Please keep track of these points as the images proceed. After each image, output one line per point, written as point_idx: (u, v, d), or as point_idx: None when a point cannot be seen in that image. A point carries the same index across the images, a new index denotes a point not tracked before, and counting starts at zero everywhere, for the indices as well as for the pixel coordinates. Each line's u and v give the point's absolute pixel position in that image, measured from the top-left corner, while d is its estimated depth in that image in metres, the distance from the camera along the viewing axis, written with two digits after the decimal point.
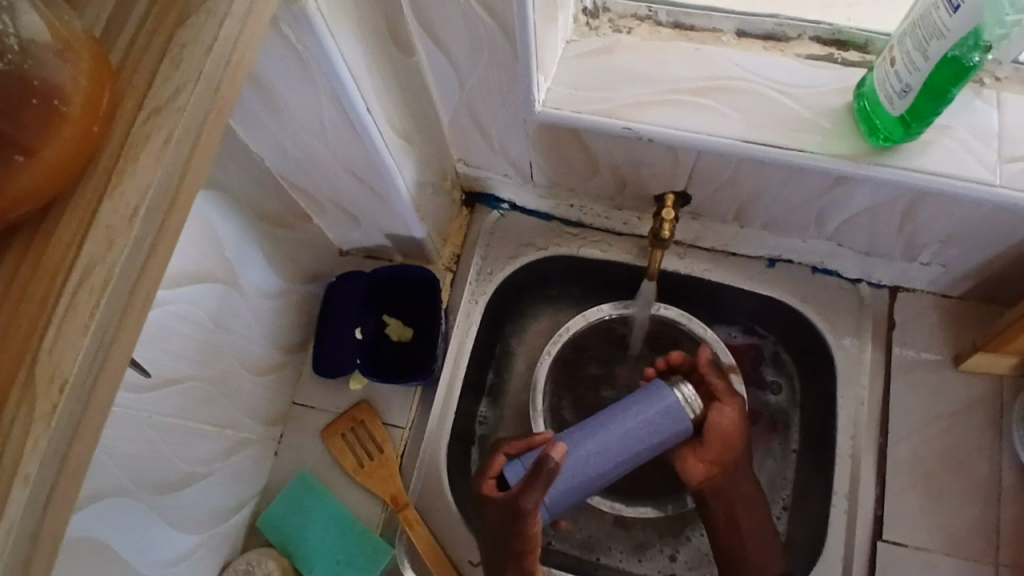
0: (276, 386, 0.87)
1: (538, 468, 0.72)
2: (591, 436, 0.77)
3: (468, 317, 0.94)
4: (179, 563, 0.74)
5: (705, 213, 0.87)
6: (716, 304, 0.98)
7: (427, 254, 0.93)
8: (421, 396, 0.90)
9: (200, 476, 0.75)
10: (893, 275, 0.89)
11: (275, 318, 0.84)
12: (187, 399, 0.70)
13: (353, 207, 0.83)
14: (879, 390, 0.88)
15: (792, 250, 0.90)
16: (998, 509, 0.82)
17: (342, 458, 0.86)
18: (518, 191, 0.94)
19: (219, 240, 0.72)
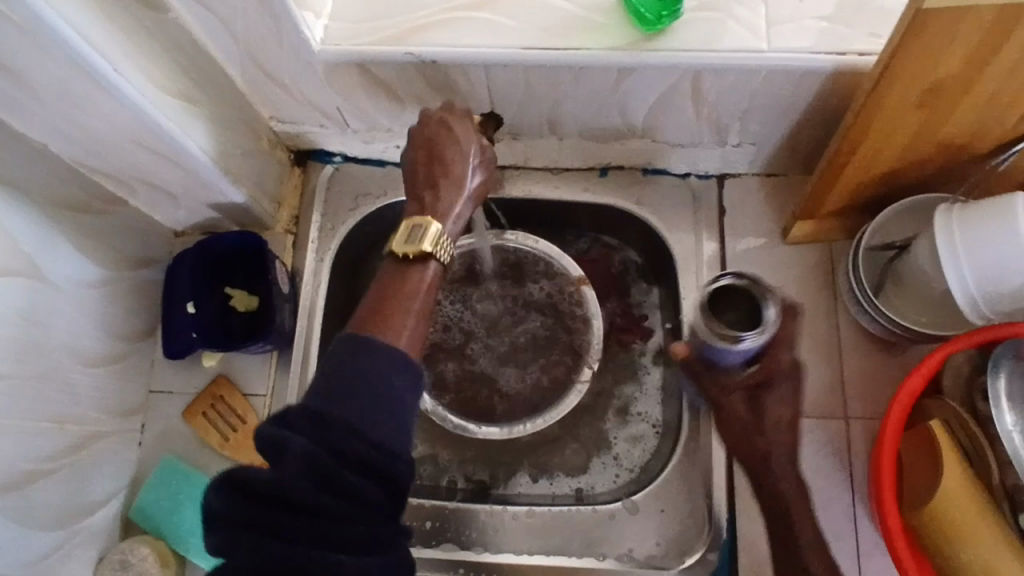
0: (124, 377, 0.85)
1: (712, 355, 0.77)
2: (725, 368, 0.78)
3: (315, 275, 0.93)
4: (42, 562, 0.72)
5: (523, 131, 0.88)
6: (563, 220, 1.00)
7: (261, 219, 0.91)
8: (278, 361, 0.89)
9: (45, 473, 0.73)
10: (715, 163, 0.92)
11: (105, 308, 0.82)
12: (6, 397, 0.68)
13: (161, 183, 0.81)
14: (718, 275, 0.91)
15: (617, 154, 0.92)
16: (842, 366, 0.86)
17: (207, 436, 0.86)
18: (343, 141, 0.93)
19: (6, 232, 0.69)
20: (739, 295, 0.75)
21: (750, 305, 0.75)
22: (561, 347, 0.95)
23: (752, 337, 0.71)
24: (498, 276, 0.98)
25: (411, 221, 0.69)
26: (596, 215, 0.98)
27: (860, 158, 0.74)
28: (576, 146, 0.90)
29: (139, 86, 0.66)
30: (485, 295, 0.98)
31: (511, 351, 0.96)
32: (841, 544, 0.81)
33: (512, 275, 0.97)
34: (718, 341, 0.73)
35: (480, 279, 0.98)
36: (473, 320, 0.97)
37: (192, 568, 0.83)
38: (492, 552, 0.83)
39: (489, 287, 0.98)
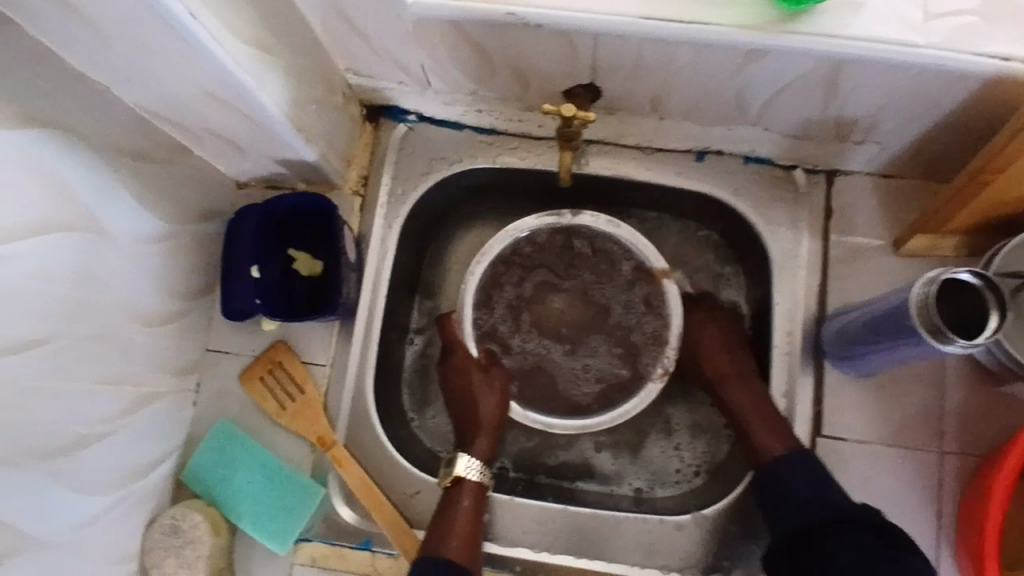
0: (181, 335, 0.82)
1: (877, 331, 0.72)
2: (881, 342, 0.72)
3: (382, 243, 0.88)
4: (93, 526, 0.71)
5: (621, 106, 0.80)
6: (647, 203, 0.92)
7: (329, 179, 0.86)
8: (340, 331, 0.86)
9: (100, 437, 0.71)
10: (828, 158, 0.83)
11: (164, 264, 0.78)
12: (62, 360, 0.65)
13: (229, 135, 0.75)
14: (816, 282, 0.84)
15: (719, 139, 0.83)
16: (943, 396, 0.80)
17: (264, 403, 0.83)
18: (422, 100, 0.86)
19: (70, 187, 0.64)
20: (968, 293, 0.65)
21: (975, 305, 0.64)
22: (635, 339, 0.88)
23: (960, 344, 0.61)
24: (570, 258, 0.91)
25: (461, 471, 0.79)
26: (685, 201, 0.90)
27: (1007, 178, 0.65)
28: (677, 128, 0.82)
29: (218, 35, 0.59)
30: (555, 277, 0.91)
31: (577, 340, 0.90)
32: None
33: (587, 259, 0.90)
34: (923, 330, 0.63)
35: (552, 259, 0.91)
36: (539, 302, 0.91)
37: (242, 534, 0.82)
38: (549, 554, 0.81)
39: (560, 269, 0.91)
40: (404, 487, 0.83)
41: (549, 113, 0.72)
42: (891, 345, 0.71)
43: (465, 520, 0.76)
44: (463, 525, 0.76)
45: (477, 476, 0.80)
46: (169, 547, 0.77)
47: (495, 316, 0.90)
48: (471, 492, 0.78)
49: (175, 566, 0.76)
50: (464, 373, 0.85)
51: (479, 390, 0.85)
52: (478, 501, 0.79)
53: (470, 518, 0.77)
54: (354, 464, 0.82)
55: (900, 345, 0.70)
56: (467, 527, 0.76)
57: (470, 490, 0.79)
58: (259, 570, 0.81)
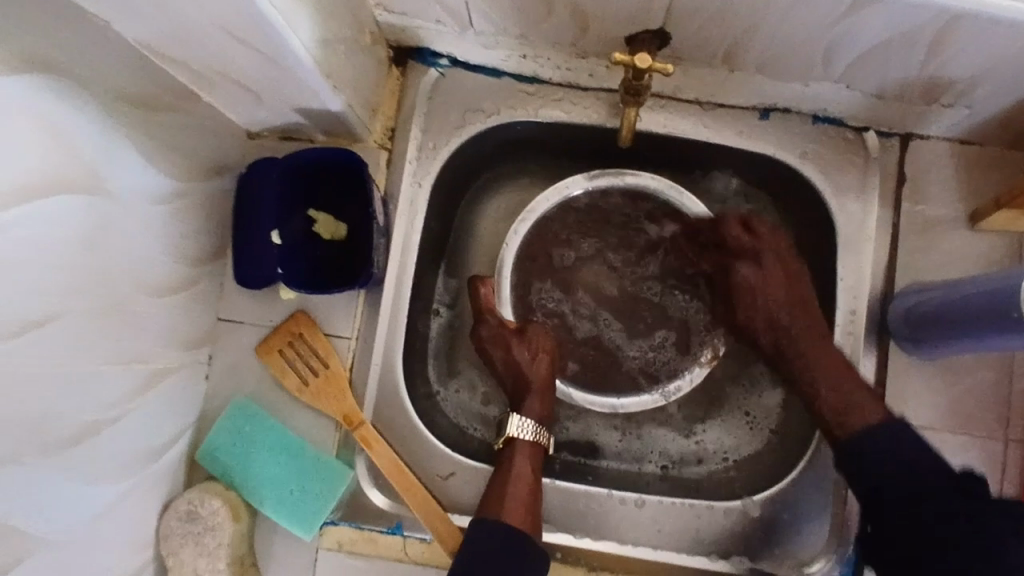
0: (192, 304, 0.74)
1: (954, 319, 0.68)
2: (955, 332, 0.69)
3: (411, 204, 0.79)
4: (107, 515, 0.65)
5: (688, 57, 0.71)
6: (700, 163, 0.84)
7: (353, 131, 0.76)
8: (365, 301, 0.78)
9: (110, 422, 0.63)
10: (905, 121, 0.76)
11: (172, 226, 0.69)
12: (69, 341, 0.57)
13: (245, 80, 0.66)
14: (884, 256, 0.78)
15: (791, 96, 0.75)
16: (1012, 382, 0.75)
17: (283, 378, 0.75)
18: (459, 43, 0.76)
19: (72, 139, 0.55)
20: None
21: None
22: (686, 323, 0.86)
23: None
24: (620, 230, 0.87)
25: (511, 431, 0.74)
26: (742, 162, 0.82)
27: None
28: (747, 82, 0.74)
29: None
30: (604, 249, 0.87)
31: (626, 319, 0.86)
32: None
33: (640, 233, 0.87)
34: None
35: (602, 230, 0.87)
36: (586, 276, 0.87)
37: (262, 518, 0.76)
38: (593, 539, 0.76)
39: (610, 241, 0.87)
40: (436, 469, 0.77)
41: (616, 63, 0.62)
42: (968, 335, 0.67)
43: (522, 475, 0.72)
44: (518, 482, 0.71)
45: (532, 436, 0.75)
46: (185, 535, 0.71)
47: (539, 290, 0.86)
48: (525, 451, 0.74)
49: (193, 555, 0.70)
50: (501, 343, 0.77)
51: (521, 358, 0.77)
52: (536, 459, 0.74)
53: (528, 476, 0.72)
54: (383, 443, 0.75)
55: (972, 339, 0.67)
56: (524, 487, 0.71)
57: (524, 450, 0.74)
58: (282, 556, 0.75)
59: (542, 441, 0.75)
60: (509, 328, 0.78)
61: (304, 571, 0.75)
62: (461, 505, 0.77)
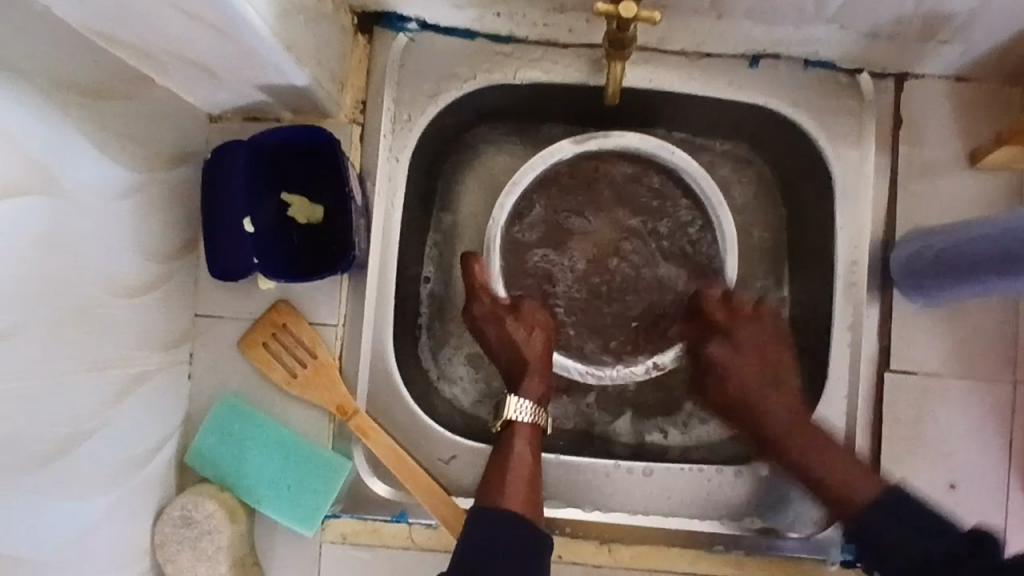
0: (166, 302, 0.70)
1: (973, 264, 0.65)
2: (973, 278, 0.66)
3: (390, 180, 0.75)
4: (93, 530, 0.62)
5: (673, 4, 0.67)
6: (688, 117, 0.81)
7: (321, 107, 0.72)
8: (349, 286, 0.74)
9: (88, 434, 0.60)
10: (900, 59, 0.73)
11: (135, 223, 0.65)
12: (34, 355, 0.53)
13: (199, 58, 0.61)
14: (884, 203, 0.75)
15: (782, 40, 0.72)
16: (1017, 323, 0.73)
17: (270, 371, 0.72)
18: (428, 4, 0.71)
19: (19, 136, 0.50)
20: None
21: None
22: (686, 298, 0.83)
23: None
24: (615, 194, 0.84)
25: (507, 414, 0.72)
26: (733, 114, 0.79)
27: None
28: (735, 30, 0.70)
29: None
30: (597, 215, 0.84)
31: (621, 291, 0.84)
32: (987, 520, 0.72)
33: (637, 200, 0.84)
34: None
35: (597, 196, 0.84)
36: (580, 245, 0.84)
37: (261, 516, 0.74)
38: (603, 511, 0.75)
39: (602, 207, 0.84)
40: (437, 453, 0.75)
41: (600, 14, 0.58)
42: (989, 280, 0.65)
43: (519, 457, 0.70)
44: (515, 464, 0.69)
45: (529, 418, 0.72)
46: (183, 540, 0.68)
47: (533, 259, 0.84)
48: (523, 434, 0.71)
49: (192, 560, 0.68)
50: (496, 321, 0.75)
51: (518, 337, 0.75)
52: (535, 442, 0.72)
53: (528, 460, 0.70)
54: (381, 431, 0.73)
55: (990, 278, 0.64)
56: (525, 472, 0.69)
57: (523, 432, 0.72)
58: (285, 554, 0.73)
59: (541, 422, 0.73)
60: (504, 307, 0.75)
61: (309, 566, 0.73)
62: (466, 487, 0.75)
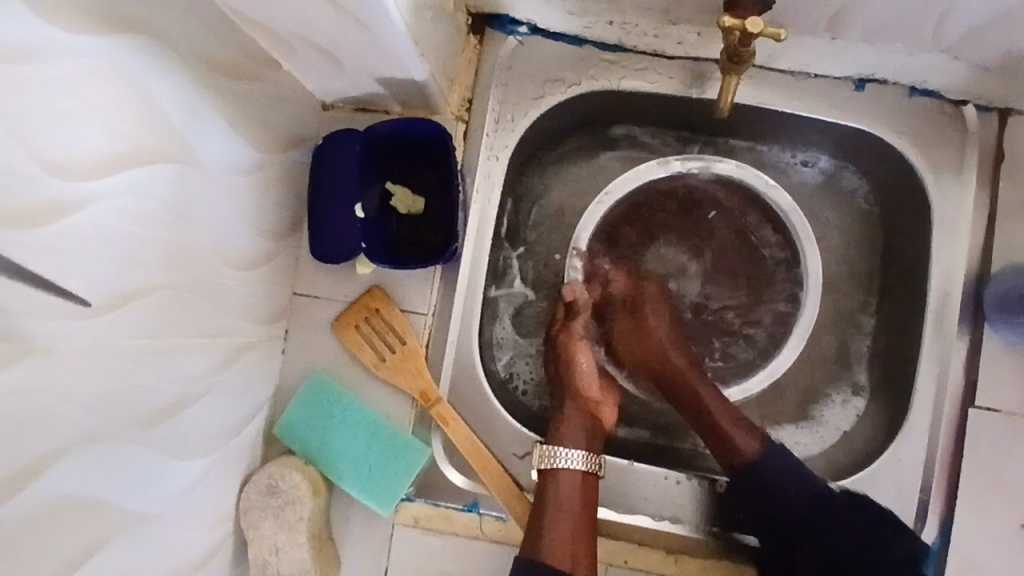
0: (271, 277, 0.73)
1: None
2: None
3: (488, 177, 0.77)
4: (193, 490, 0.64)
5: (787, 22, 0.68)
6: (786, 135, 0.81)
7: (432, 101, 0.74)
8: (442, 277, 0.76)
9: (196, 395, 0.63)
10: (1009, 93, 0.73)
11: (253, 198, 0.67)
12: (157, 313, 0.56)
13: (329, 45, 0.63)
14: (981, 236, 0.74)
15: (891, 66, 0.72)
16: None
17: (360, 353, 0.74)
18: (542, 8, 0.73)
19: (160, 106, 0.53)
20: None
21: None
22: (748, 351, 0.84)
23: None
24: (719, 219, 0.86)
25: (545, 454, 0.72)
26: (830, 136, 0.79)
27: None
28: (847, 51, 0.71)
29: None
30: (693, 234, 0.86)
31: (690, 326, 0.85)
32: None
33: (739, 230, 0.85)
34: None
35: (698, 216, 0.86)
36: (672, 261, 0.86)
37: (339, 493, 0.76)
38: (671, 522, 0.75)
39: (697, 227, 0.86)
40: (512, 448, 0.76)
41: (724, 27, 0.60)
42: None
43: (569, 505, 0.70)
44: (563, 514, 0.69)
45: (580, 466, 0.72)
46: (266, 508, 0.70)
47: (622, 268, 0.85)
48: (572, 482, 0.71)
49: (273, 528, 0.70)
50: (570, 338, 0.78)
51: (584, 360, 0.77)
52: (586, 485, 0.72)
53: (572, 505, 0.70)
54: (461, 422, 0.74)
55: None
56: (568, 518, 0.69)
57: (573, 479, 0.71)
58: (358, 532, 0.75)
59: (593, 469, 0.72)
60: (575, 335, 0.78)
61: (380, 547, 0.75)
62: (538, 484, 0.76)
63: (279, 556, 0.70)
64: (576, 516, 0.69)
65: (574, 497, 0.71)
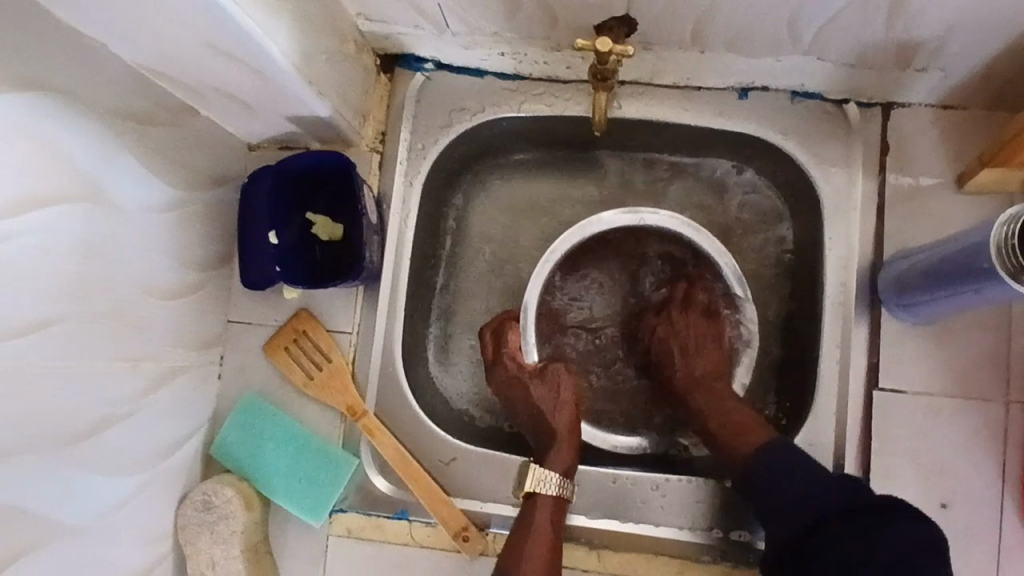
0: (202, 306, 0.78)
1: (935, 277, 0.67)
2: (937, 292, 0.68)
3: (403, 202, 0.83)
4: (122, 506, 0.68)
5: (657, 40, 0.73)
6: (688, 144, 0.85)
7: (344, 135, 0.80)
8: (364, 296, 0.81)
9: (125, 415, 0.67)
10: (885, 89, 0.77)
11: (177, 232, 0.73)
12: (79, 338, 0.61)
13: (239, 93, 0.70)
14: (872, 225, 0.78)
15: (766, 74, 0.77)
16: (1010, 343, 0.74)
17: (289, 373, 0.79)
18: (439, 45, 0.79)
19: (76, 155, 0.59)
20: None
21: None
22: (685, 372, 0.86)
23: None
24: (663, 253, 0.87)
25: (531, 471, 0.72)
26: (725, 143, 0.84)
27: None
28: (722, 62, 0.76)
29: None
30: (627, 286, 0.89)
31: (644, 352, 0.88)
32: (981, 543, 0.72)
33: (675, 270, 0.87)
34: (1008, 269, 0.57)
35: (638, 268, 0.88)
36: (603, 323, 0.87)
37: (276, 508, 0.79)
38: (605, 518, 0.77)
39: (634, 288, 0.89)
40: (438, 455, 0.79)
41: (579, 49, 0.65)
42: (941, 294, 0.67)
43: (540, 530, 0.71)
44: (540, 545, 0.70)
45: (555, 491, 0.72)
46: (202, 523, 0.74)
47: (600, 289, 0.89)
48: (547, 506, 0.72)
49: (209, 543, 0.74)
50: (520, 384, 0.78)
51: (545, 398, 0.77)
52: (559, 516, 0.72)
53: (547, 526, 0.71)
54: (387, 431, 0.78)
55: (974, 287, 0.63)
56: (542, 541, 0.70)
57: (547, 505, 0.72)
58: (296, 544, 0.79)
59: (565, 495, 0.73)
60: (529, 371, 0.78)
61: (316, 559, 0.78)
62: (465, 489, 0.78)
63: (214, 569, 0.74)
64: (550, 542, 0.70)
65: (547, 520, 0.71)
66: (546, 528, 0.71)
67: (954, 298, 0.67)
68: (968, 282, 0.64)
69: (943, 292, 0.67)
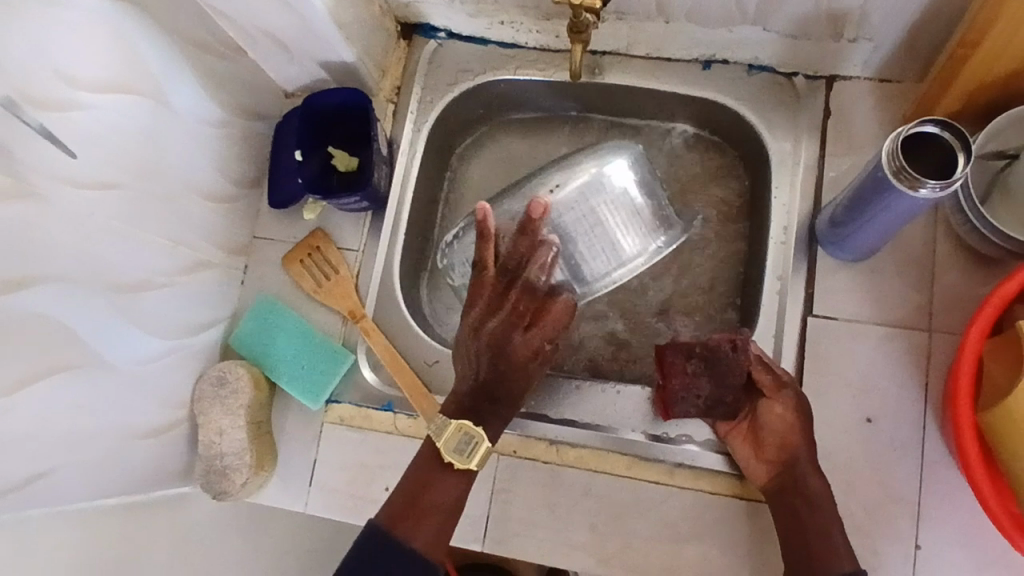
0: (232, 217, 0.92)
1: (858, 207, 0.76)
2: (864, 219, 0.76)
3: (412, 144, 0.97)
4: (149, 363, 0.80)
5: (630, 11, 0.87)
6: (658, 110, 0.99)
7: (364, 84, 0.95)
8: (371, 221, 0.95)
9: (160, 285, 0.80)
10: (828, 63, 0.89)
11: (219, 148, 0.88)
12: (131, 206, 0.74)
13: (280, 35, 0.83)
14: (814, 177, 0.89)
15: (723, 46, 0.90)
16: (934, 279, 0.84)
17: (302, 281, 0.91)
18: (450, 14, 0.95)
19: (145, 61, 0.74)
20: (935, 144, 0.68)
21: (942, 160, 0.69)
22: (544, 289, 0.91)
23: (933, 186, 0.65)
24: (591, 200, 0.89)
25: (462, 425, 0.73)
26: (690, 108, 0.97)
27: (984, 52, 0.70)
28: (685, 33, 0.89)
29: None
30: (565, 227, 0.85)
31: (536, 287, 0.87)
32: (905, 454, 0.81)
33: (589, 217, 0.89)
34: (899, 180, 0.67)
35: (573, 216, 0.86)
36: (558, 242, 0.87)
37: (279, 395, 0.91)
38: (566, 425, 0.86)
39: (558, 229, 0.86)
40: (423, 357, 0.90)
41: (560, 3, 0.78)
42: (867, 221, 0.76)
43: (445, 498, 0.74)
44: (440, 509, 0.73)
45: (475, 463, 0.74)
46: (216, 396, 0.85)
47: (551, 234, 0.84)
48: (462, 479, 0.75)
49: (219, 413, 0.85)
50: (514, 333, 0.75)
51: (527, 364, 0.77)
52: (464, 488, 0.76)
53: (453, 494, 0.74)
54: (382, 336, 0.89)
55: (878, 212, 0.73)
56: (438, 504, 0.73)
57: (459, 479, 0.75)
58: (295, 427, 0.90)
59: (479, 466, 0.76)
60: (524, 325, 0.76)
61: (311, 441, 0.89)
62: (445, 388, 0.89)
63: (222, 436, 0.85)
64: (448, 509, 0.74)
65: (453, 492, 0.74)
66: (448, 495, 0.74)
67: (876, 222, 0.75)
68: (884, 203, 0.72)
69: (869, 218, 0.75)
